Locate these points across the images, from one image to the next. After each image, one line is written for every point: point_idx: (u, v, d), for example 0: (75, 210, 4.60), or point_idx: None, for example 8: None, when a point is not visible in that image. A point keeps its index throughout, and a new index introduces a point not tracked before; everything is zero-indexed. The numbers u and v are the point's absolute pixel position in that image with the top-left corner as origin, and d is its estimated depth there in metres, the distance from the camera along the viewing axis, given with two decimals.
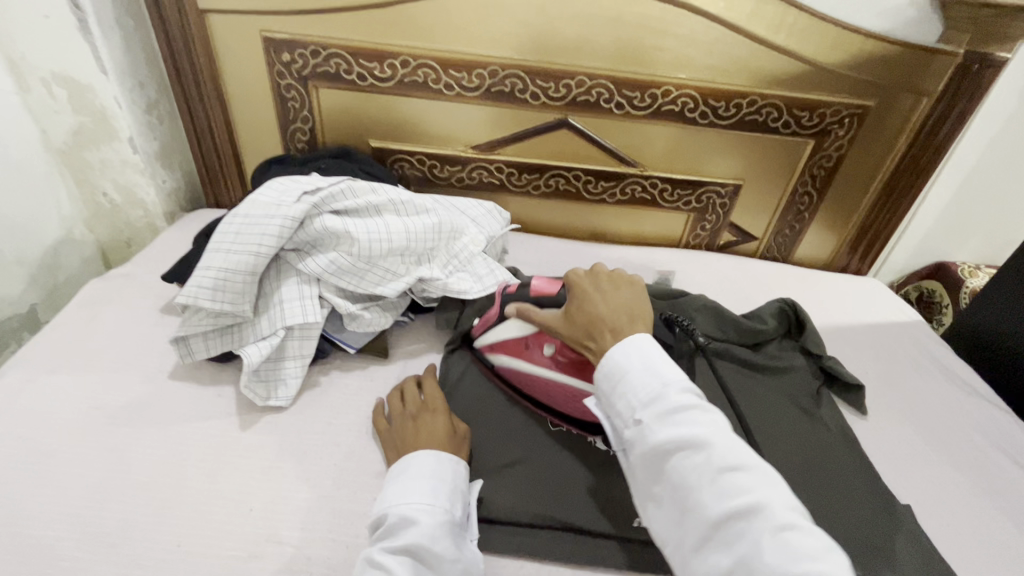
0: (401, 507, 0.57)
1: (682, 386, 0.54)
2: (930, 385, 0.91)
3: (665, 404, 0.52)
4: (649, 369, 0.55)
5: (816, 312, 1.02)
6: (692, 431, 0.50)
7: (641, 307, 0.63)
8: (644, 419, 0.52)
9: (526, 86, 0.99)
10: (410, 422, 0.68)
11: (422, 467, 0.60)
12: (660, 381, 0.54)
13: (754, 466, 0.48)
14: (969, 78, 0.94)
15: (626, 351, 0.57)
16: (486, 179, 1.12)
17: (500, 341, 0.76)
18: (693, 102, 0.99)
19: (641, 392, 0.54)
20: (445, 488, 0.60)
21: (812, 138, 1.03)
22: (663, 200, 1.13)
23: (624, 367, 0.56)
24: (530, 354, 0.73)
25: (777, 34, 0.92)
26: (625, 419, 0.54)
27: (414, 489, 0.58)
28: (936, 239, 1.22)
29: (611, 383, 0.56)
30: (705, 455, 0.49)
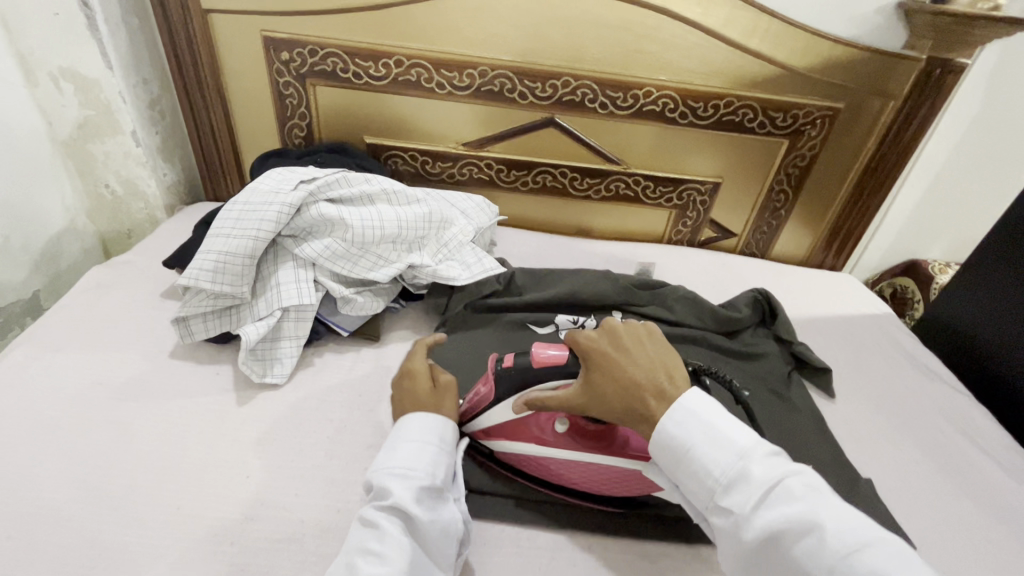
0: (383, 471, 0.57)
1: (760, 453, 0.51)
2: (897, 372, 0.95)
3: (752, 481, 0.49)
4: (720, 444, 0.51)
5: (790, 303, 1.07)
6: (793, 510, 0.46)
7: (665, 360, 0.59)
8: (734, 508, 0.49)
9: (514, 86, 1.04)
10: (405, 389, 0.68)
11: (414, 432, 0.61)
12: (734, 451, 0.51)
13: (872, 539, 0.44)
14: (932, 82, 1.00)
15: (683, 424, 0.53)
16: (477, 175, 1.16)
17: (508, 426, 0.66)
18: (674, 102, 1.04)
19: (721, 470, 0.50)
20: (428, 451, 0.59)
21: (786, 138, 1.08)
22: (646, 197, 1.18)
23: (690, 443, 0.52)
24: (546, 437, 0.65)
25: (752, 39, 0.97)
26: (711, 503, 0.51)
27: (397, 454, 0.59)
28: (907, 237, 1.28)
29: (684, 469, 0.53)
30: (817, 536, 0.45)
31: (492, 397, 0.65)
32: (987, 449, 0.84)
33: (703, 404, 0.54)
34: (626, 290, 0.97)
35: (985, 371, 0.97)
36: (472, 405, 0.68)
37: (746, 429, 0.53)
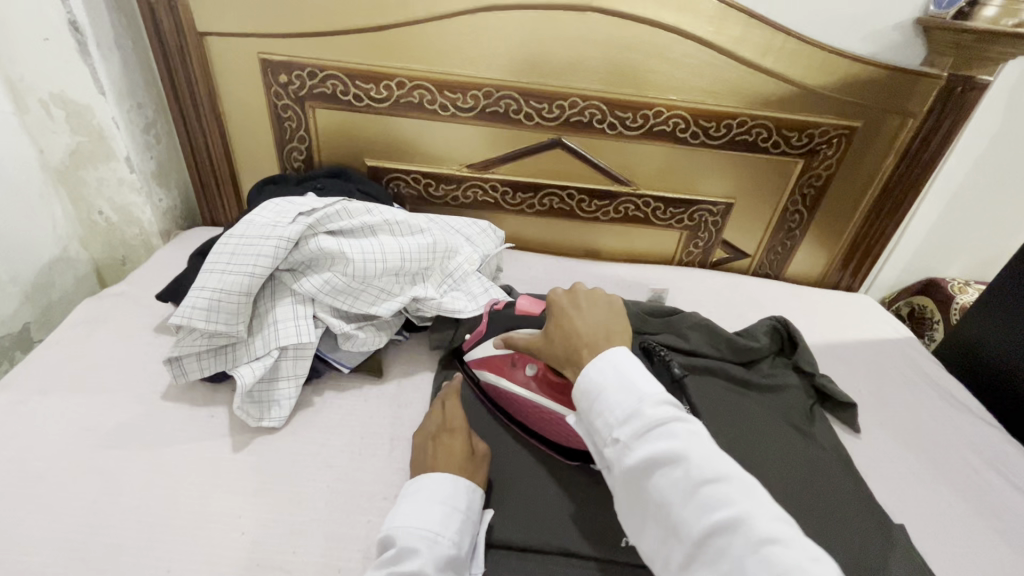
0: (412, 534, 0.56)
1: (658, 398, 0.50)
2: (923, 402, 0.91)
3: (644, 419, 0.48)
4: (622, 384, 0.51)
5: (808, 329, 1.03)
6: (672, 447, 0.46)
7: (616, 323, 0.59)
8: (621, 437, 0.48)
9: (520, 107, 1.01)
10: (438, 445, 0.66)
11: (447, 495, 0.60)
12: (636, 395, 0.50)
13: (737, 478, 0.45)
14: (953, 100, 0.97)
15: (601, 370, 0.53)
16: (481, 197, 1.13)
17: (484, 358, 0.77)
18: (684, 122, 1.01)
19: (618, 408, 0.50)
20: (455, 518, 0.59)
21: (801, 158, 1.04)
22: (656, 218, 1.14)
23: (600, 384, 0.52)
24: (513, 373, 0.74)
25: (766, 58, 0.94)
26: (603, 435, 0.50)
27: (427, 517, 0.57)
28: (925, 255, 1.24)
29: (587, 401, 0.52)
30: (687, 470, 0.45)
31: (483, 334, 0.79)
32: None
33: (622, 355, 0.54)
34: (637, 317, 0.94)
35: (1014, 400, 0.93)
36: (469, 340, 0.81)
37: (651, 377, 0.52)
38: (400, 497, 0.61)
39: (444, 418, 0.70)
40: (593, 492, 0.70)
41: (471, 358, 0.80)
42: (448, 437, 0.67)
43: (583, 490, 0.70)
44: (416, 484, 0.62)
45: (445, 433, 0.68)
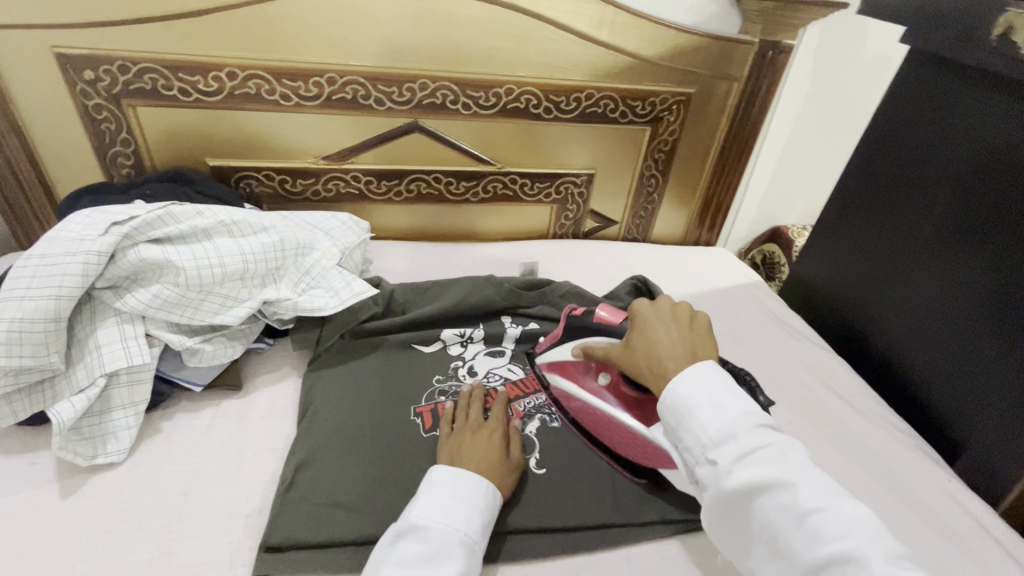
0: (451, 536, 0.54)
1: (754, 421, 0.49)
2: (769, 337, 1.01)
3: (740, 441, 0.48)
4: (715, 402, 0.50)
5: (670, 284, 1.10)
6: (779, 471, 0.45)
7: (700, 344, 0.57)
8: (719, 461, 0.47)
9: (368, 92, 0.97)
10: (472, 438, 0.67)
11: (483, 500, 0.59)
12: (730, 416, 0.49)
13: (848, 511, 0.44)
14: (766, 63, 1.07)
15: (688, 386, 0.52)
16: (345, 189, 1.08)
17: (559, 362, 0.76)
18: (536, 98, 1.03)
19: (712, 430, 0.49)
20: (485, 527, 0.58)
21: (647, 125, 1.11)
22: (524, 194, 1.16)
23: (686, 399, 0.52)
24: (586, 380, 0.73)
25: (600, 31, 0.99)
26: (694, 454, 0.50)
27: (467, 519, 0.56)
28: (768, 207, 1.38)
29: (675, 417, 0.52)
30: (792, 495, 0.44)
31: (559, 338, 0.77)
32: (847, 397, 0.90)
33: (709, 376, 0.53)
34: (512, 292, 0.96)
35: (833, 323, 1.05)
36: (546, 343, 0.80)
37: (744, 397, 0.51)
38: (435, 485, 0.59)
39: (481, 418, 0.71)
40: None
41: (542, 360, 0.80)
42: (482, 432, 0.68)
43: None
44: (455, 470, 0.61)
45: (481, 430, 0.69)
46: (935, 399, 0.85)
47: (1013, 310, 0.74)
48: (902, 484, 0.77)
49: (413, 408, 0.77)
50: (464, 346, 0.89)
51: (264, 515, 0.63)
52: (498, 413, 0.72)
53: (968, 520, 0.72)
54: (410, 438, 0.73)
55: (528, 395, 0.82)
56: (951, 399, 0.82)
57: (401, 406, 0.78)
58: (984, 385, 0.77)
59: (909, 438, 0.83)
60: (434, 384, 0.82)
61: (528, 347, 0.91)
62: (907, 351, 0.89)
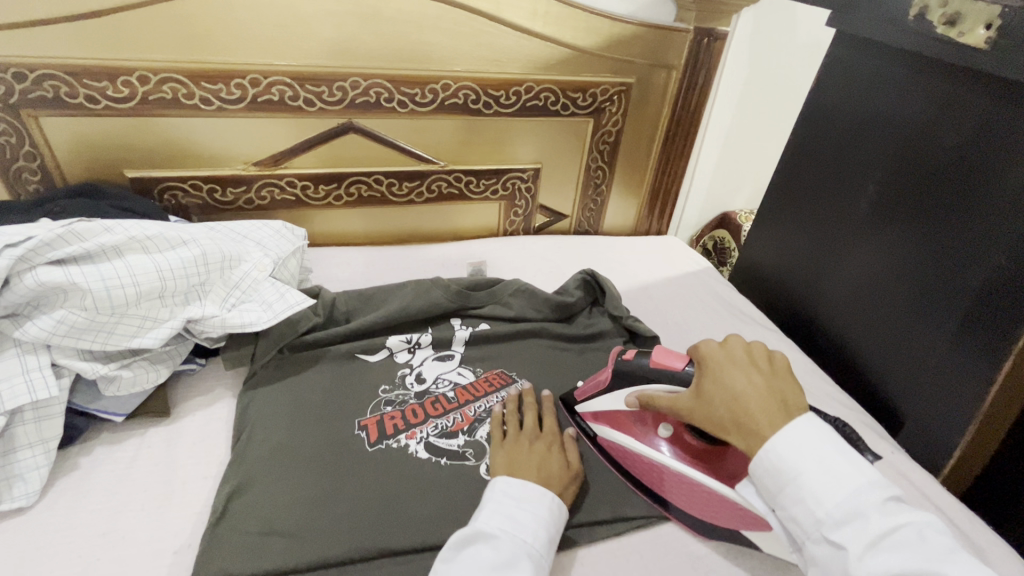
0: (518, 546, 0.55)
1: (878, 496, 0.47)
2: (719, 322, 1.01)
3: (866, 520, 0.46)
4: (828, 471, 0.49)
5: (622, 276, 1.10)
6: (917, 559, 0.43)
7: (784, 392, 0.54)
8: (844, 543, 0.46)
9: (296, 92, 0.93)
10: (534, 450, 0.67)
11: (550, 513, 0.60)
12: (850, 490, 0.48)
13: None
14: (702, 50, 1.08)
15: (792, 449, 0.50)
16: (280, 196, 1.03)
17: (608, 412, 0.70)
18: (475, 93, 1.01)
19: (829, 504, 0.48)
20: (551, 542, 0.58)
21: (590, 117, 1.10)
22: (470, 192, 1.13)
23: (795, 468, 0.50)
24: (645, 433, 0.68)
25: (535, 22, 0.97)
26: (811, 532, 0.48)
27: (533, 532, 0.57)
28: (716, 194, 1.40)
29: (780, 484, 0.51)
30: None
31: (607, 383, 0.70)
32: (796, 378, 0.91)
33: (821, 438, 0.51)
34: (460, 294, 0.94)
35: (781, 304, 1.06)
36: (585, 389, 0.73)
37: (863, 467, 0.49)
38: (504, 496, 0.60)
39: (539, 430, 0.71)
40: (417, 482, 0.67)
41: (587, 411, 0.73)
42: (540, 445, 0.68)
43: (407, 482, 0.67)
44: (516, 481, 0.61)
45: (538, 441, 0.69)
46: (880, 374, 0.86)
47: (947, 281, 0.75)
48: None
49: (358, 422, 0.74)
50: (411, 352, 0.86)
51: (193, 551, 0.59)
52: (552, 425, 0.72)
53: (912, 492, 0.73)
54: (353, 454, 0.70)
55: (479, 398, 0.79)
56: (895, 374, 0.83)
57: (343, 421, 0.74)
58: (925, 359, 0.78)
59: (856, 414, 0.84)
60: (379, 395, 0.79)
61: (477, 349, 0.88)
62: (859, 336, 0.89)
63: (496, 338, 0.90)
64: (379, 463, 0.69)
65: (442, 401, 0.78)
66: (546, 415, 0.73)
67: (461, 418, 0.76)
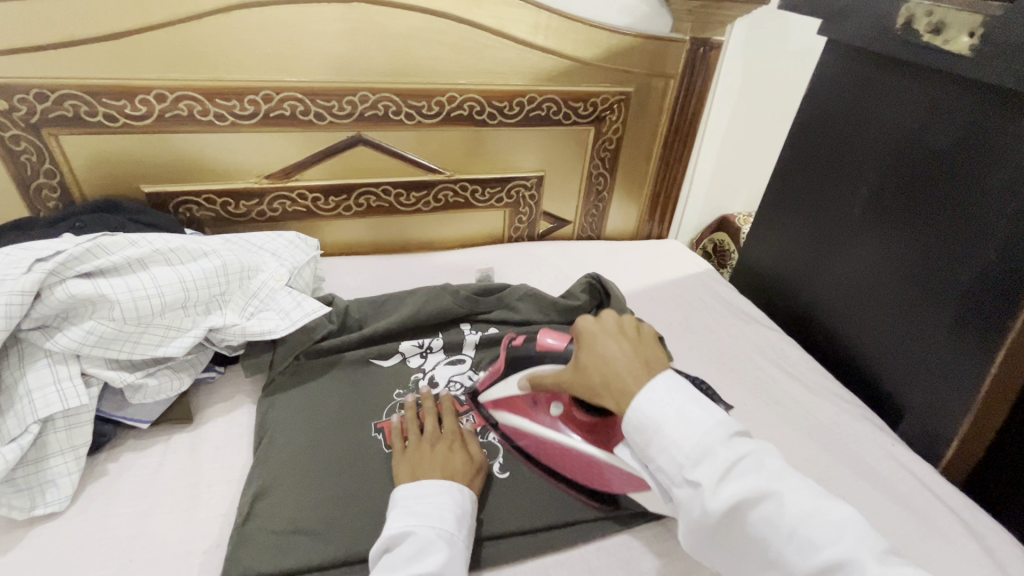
0: (428, 533, 0.56)
1: (725, 432, 0.49)
2: (722, 321, 1.04)
3: (717, 456, 0.48)
4: (683, 416, 0.50)
5: (625, 279, 1.12)
6: (757, 483, 0.46)
7: (650, 356, 0.56)
8: (701, 480, 0.47)
9: (307, 107, 0.96)
10: (432, 454, 0.67)
11: (455, 502, 0.61)
12: (703, 430, 0.49)
13: (832, 514, 0.45)
14: (698, 59, 1.12)
15: (655, 403, 0.52)
16: (291, 208, 1.05)
17: (506, 398, 0.72)
18: (479, 105, 1.04)
19: (687, 448, 0.49)
20: (466, 525, 0.60)
21: (591, 125, 1.13)
22: (476, 200, 1.16)
23: (657, 418, 0.51)
24: (538, 415, 0.70)
25: (537, 36, 1.01)
26: (672, 476, 0.50)
27: (439, 516, 0.58)
28: (715, 198, 1.43)
29: (646, 436, 0.52)
30: (777, 504, 0.45)
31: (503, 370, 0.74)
32: (797, 375, 0.93)
33: (674, 390, 0.52)
34: (469, 299, 0.97)
35: (782, 305, 1.09)
36: (488, 378, 0.77)
37: (711, 408, 0.51)
38: (402, 501, 0.60)
39: (438, 429, 0.71)
40: None
41: (489, 400, 0.75)
42: (439, 447, 0.68)
43: None
44: (416, 484, 0.62)
45: (439, 442, 0.69)
46: (878, 368, 0.89)
47: (940, 277, 0.77)
48: (857, 458, 0.78)
49: (374, 425, 0.76)
50: (424, 356, 0.89)
51: (220, 551, 0.61)
52: (451, 423, 0.72)
53: (912, 480, 0.76)
54: (371, 456, 0.72)
55: None
56: (892, 368, 0.86)
57: (361, 424, 0.76)
58: (921, 352, 0.81)
59: (857, 408, 0.87)
60: (394, 398, 0.81)
61: (487, 353, 0.91)
62: (856, 331, 0.92)
63: (504, 341, 0.93)
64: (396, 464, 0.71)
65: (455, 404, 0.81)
66: (444, 414, 0.73)
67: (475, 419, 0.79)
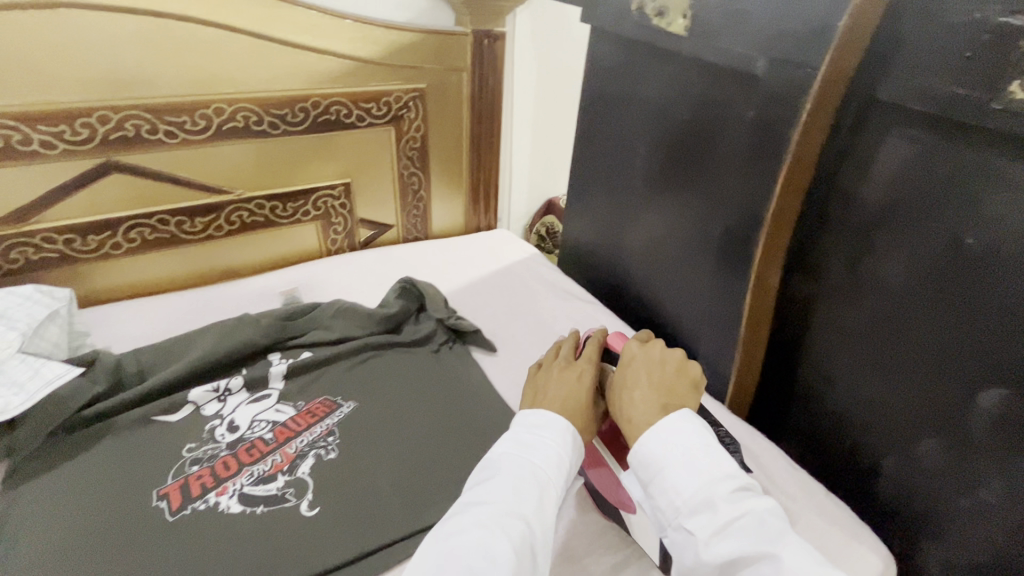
0: (528, 468, 0.53)
1: (731, 486, 0.49)
2: (543, 303, 1.06)
3: (716, 508, 0.48)
4: (689, 463, 0.51)
5: (450, 278, 1.12)
6: (751, 542, 0.46)
7: (676, 395, 0.59)
8: (697, 533, 0.48)
9: (26, 135, 0.81)
10: (559, 376, 0.65)
11: (560, 442, 0.56)
12: (706, 481, 0.50)
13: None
14: (486, 51, 1.13)
15: (666, 441, 0.53)
16: (36, 256, 0.88)
17: None
18: (255, 114, 0.95)
19: (686, 495, 0.50)
20: (567, 471, 0.55)
21: (390, 125, 1.10)
22: (278, 217, 1.07)
23: (662, 461, 0.53)
24: None
25: (305, 36, 0.95)
26: (670, 520, 0.51)
27: (544, 457, 0.54)
28: (538, 184, 1.47)
29: (649, 476, 0.53)
30: (769, 566, 0.44)
31: None
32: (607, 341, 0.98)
33: (691, 432, 0.53)
34: (274, 326, 0.89)
35: (601, 279, 1.14)
36: None
37: (722, 458, 0.51)
38: (510, 436, 0.58)
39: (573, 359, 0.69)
40: (223, 543, 0.62)
41: None
42: (569, 371, 0.66)
43: (212, 544, 0.62)
44: (536, 411, 0.59)
45: (569, 368, 0.67)
46: (676, 323, 0.96)
47: (704, 234, 0.85)
48: None
49: (156, 492, 0.67)
50: (222, 401, 0.80)
51: None
52: (590, 352, 0.69)
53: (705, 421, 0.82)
54: (148, 531, 0.62)
55: (301, 432, 0.76)
56: (685, 321, 0.94)
57: (135, 495, 0.66)
58: (702, 303, 0.89)
59: None
60: (183, 455, 0.72)
61: (297, 380, 0.84)
62: (656, 291, 0.99)
63: (319, 364, 0.87)
64: (179, 533, 0.63)
65: (259, 445, 0.74)
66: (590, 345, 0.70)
67: (281, 457, 0.72)
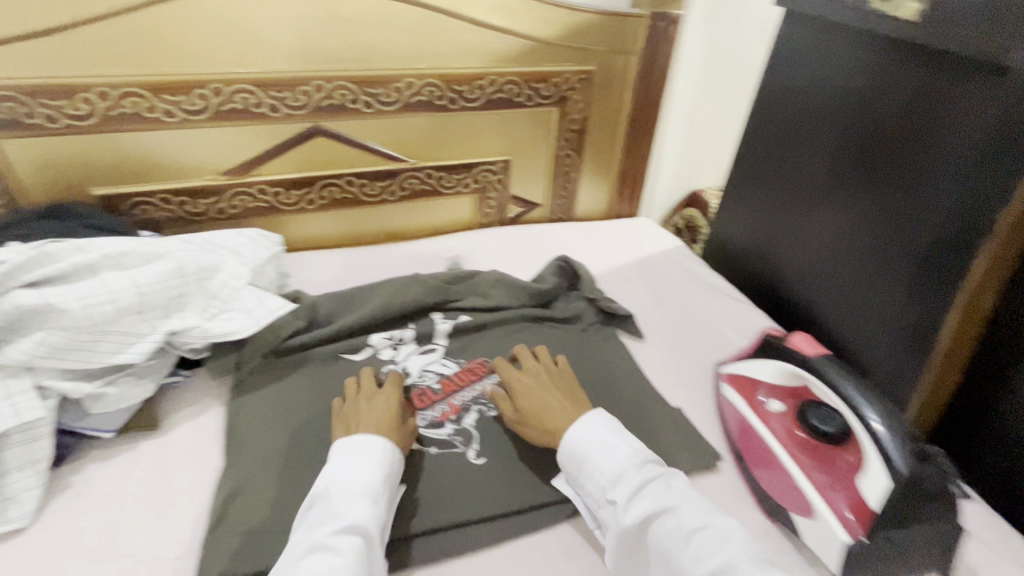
0: (354, 489, 0.58)
1: (637, 461, 0.61)
2: (692, 296, 1.04)
3: (628, 477, 0.59)
4: (604, 447, 0.63)
5: (596, 260, 1.12)
6: (658, 501, 0.57)
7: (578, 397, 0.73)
8: (617, 499, 0.58)
9: (260, 99, 0.93)
10: (369, 407, 0.69)
11: (384, 461, 0.62)
12: (622, 457, 0.62)
13: (720, 526, 0.55)
14: (658, 34, 1.11)
15: (585, 436, 0.65)
16: (252, 204, 1.03)
17: (740, 375, 0.77)
18: (438, 89, 1.02)
19: (607, 473, 0.61)
20: (389, 486, 0.61)
21: (555, 106, 1.12)
22: (442, 187, 1.14)
23: (584, 449, 0.64)
24: (760, 404, 0.72)
25: (492, 16, 1.00)
26: (597, 498, 0.61)
27: (369, 474, 0.60)
28: (684, 174, 1.43)
29: (576, 465, 0.64)
30: (676, 519, 0.55)
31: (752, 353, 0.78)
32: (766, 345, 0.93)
33: (601, 425, 0.66)
34: (440, 288, 0.96)
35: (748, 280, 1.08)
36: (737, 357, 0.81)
37: (630, 440, 0.64)
38: (326, 466, 0.62)
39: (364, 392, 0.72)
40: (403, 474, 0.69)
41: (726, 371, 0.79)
42: (379, 400, 0.70)
43: None
44: (358, 434, 0.64)
45: (376, 397, 0.71)
46: (839, 335, 0.89)
47: (897, 241, 0.78)
48: None
49: None
50: (396, 349, 0.88)
51: (193, 556, 0.61)
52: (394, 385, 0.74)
53: None
54: None
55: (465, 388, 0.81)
56: (851, 334, 0.87)
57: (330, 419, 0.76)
58: (879, 317, 0.82)
59: None
60: None
61: (458, 340, 0.90)
62: (818, 298, 0.93)
63: (479, 328, 0.92)
64: None
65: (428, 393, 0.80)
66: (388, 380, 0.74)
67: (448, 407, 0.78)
